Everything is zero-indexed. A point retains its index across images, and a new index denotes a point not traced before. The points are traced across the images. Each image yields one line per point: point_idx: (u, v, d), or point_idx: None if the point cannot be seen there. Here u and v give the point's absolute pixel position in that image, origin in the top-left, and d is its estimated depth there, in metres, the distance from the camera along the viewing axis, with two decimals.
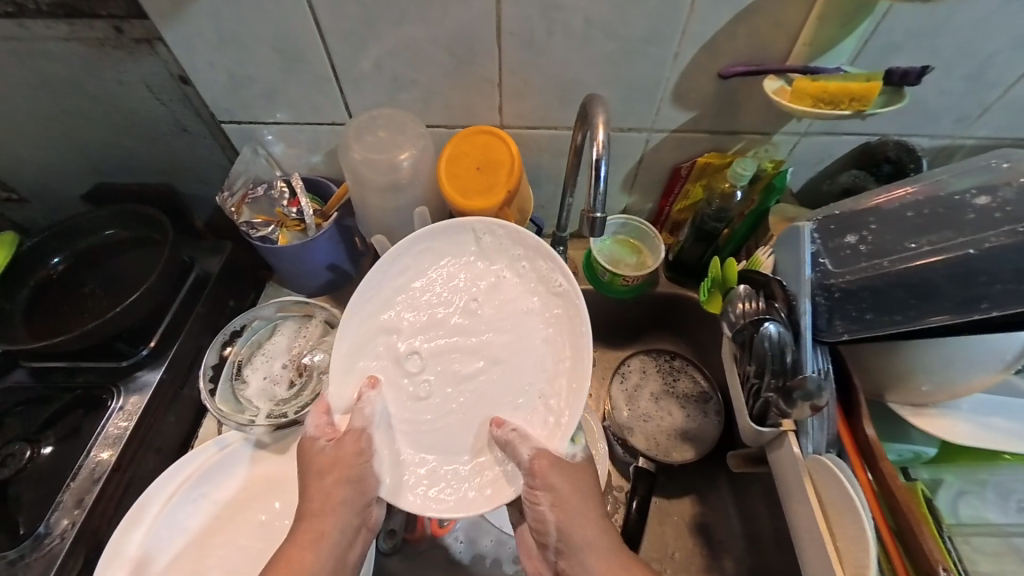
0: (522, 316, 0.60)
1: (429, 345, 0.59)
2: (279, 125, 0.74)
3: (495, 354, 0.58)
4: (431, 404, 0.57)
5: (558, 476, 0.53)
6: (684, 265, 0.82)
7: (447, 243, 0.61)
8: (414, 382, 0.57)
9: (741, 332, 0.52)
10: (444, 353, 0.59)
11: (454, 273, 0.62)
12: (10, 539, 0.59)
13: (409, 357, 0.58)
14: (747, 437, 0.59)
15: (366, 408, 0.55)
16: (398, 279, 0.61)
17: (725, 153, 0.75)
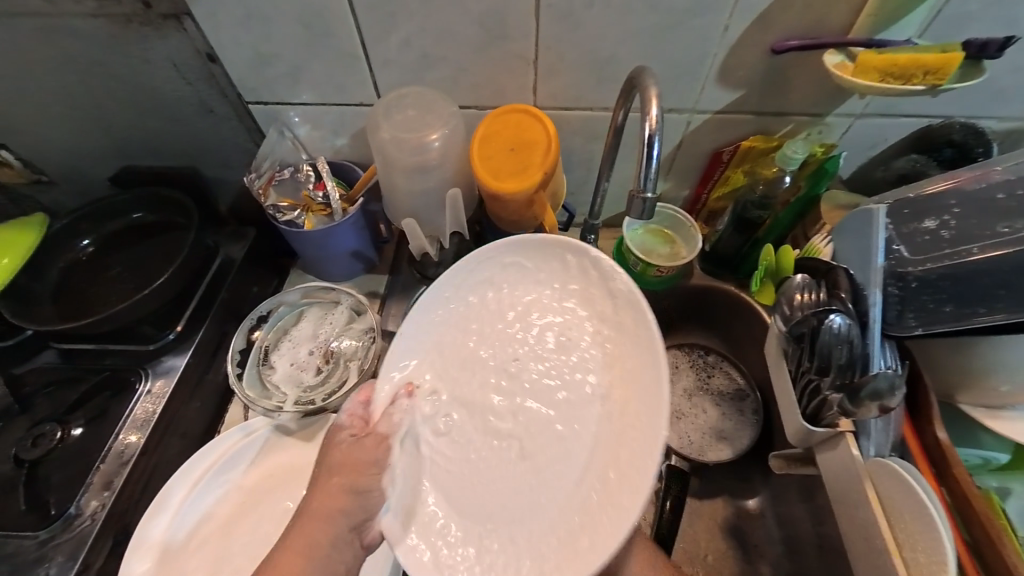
0: (586, 339, 0.55)
1: (478, 380, 0.55)
2: (305, 106, 0.72)
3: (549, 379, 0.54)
4: (463, 449, 0.53)
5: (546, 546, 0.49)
6: (720, 256, 0.78)
7: (534, 259, 0.57)
8: (444, 421, 0.54)
9: (799, 325, 0.48)
10: (484, 403, 0.54)
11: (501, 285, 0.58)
12: (39, 519, 0.58)
13: (461, 384, 0.55)
14: (792, 437, 0.55)
15: (398, 416, 0.52)
16: (481, 283, 0.58)
17: (771, 136, 0.71)
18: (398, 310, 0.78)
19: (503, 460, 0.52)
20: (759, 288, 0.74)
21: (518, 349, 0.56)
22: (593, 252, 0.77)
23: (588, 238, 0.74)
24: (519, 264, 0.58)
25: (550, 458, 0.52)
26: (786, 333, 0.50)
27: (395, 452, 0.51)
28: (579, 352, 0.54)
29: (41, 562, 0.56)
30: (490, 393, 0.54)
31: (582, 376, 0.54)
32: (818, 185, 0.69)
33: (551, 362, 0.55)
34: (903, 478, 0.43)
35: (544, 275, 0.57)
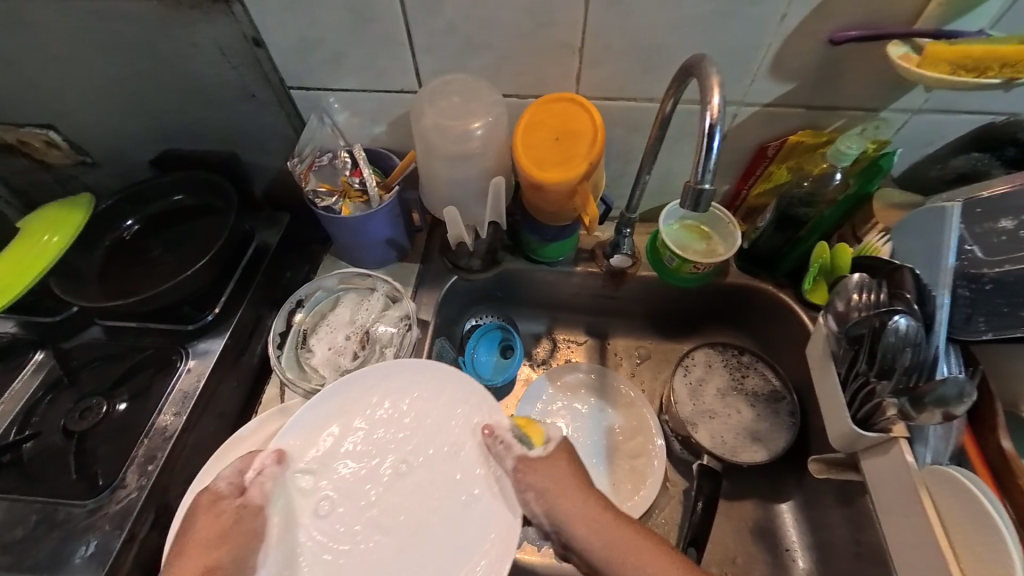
0: (427, 443, 0.60)
1: (345, 457, 0.59)
2: (346, 92, 0.72)
3: (426, 479, 0.59)
4: (345, 537, 0.56)
5: None
6: (758, 256, 0.76)
7: (397, 369, 0.63)
8: (322, 503, 0.57)
9: (859, 325, 0.48)
10: (360, 494, 0.58)
11: (398, 378, 0.62)
12: (87, 488, 0.60)
13: (340, 473, 0.59)
14: (836, 442, 0.54)
15: (266, 484, 0.56)
16: (365, 385, 0.62)
17: (821, 130, 0.68)
18: (429, 300, 0.79)
19: (320, 530, 0.56)
20: (810, 287, 0.72)
21: (426, 451, 0.60)
22: (628, 247, 0.77)
23: (624, 231, 0.75)
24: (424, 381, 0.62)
25: (366, 537, 0.56)
26: (841, 334, 0.50)
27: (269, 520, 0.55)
28: (467, 471, 0.59)
29: (89, 531, 0.58)
30: (373, 493, 0.58)
31: (383, 471, 0.59)
32: (868, 184, 0.66)
33: (428, 468, 0.59)
34: (963, 483, 0.41)
35: (454, 393, 0.62)
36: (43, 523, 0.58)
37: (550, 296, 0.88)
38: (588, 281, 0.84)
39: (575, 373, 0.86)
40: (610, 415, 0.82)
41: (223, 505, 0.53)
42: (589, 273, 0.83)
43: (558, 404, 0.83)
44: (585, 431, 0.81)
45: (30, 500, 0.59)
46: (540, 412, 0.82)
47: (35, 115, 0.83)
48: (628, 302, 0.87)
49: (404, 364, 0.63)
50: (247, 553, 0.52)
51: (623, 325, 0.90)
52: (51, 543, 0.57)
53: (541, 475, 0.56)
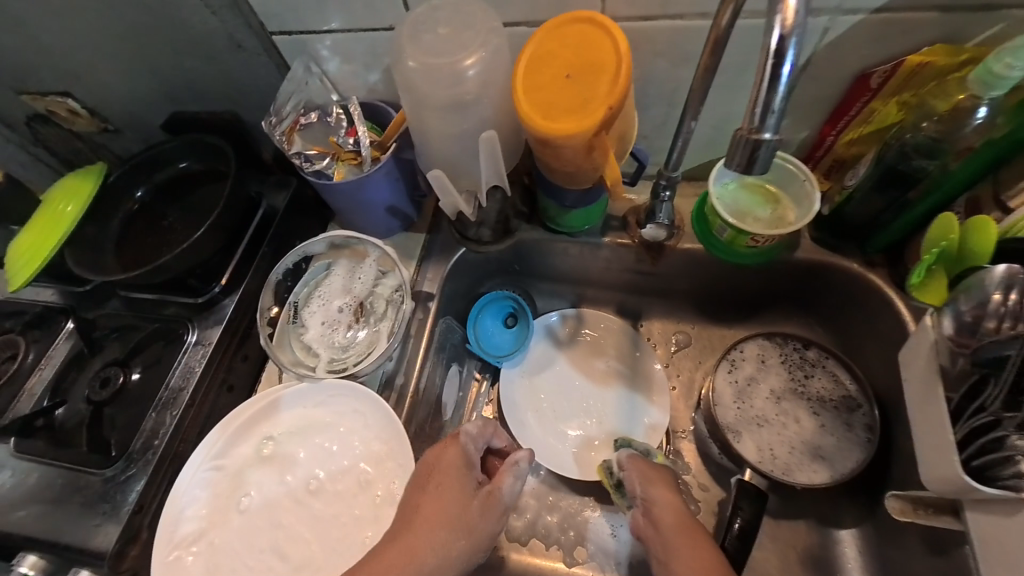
0: (339, 477, 0.52)
1: (264, 453, 0.53)
2: (332, 33, 0.62)
3: (321, 512, 0.51)
4: (245, 535, 0.50)
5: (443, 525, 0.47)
6: (844, 224, 0.59)
7: (329, 387, 0.55)
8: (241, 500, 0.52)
9: (1002, 349, 0.36)
10: (277, 503, 0.51)
11: (343, 402, 0.54)
12: (104, 457, 0.63)
13: (266, 470, 0.53)
14: (934, 487, 0.40)
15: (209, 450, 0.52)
16: (308, 401, 0.55)
17: (961, 45, 0.48)
18: (435, 275, 0.70)
19: (232, 527, 0.50)
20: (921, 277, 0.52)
21: (339, 483, 0.52)
22: (666, 215, 0.63)
23: (663, 194, 0.61)
24: (356, 409, 0.53)
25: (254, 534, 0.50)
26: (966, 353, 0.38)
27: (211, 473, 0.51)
28: (372, 508, 0.50)
29: (107, 498, 0.61)
30: (289, 505, 0.51)
31: (291, 486, 0.52)
32: None
33: (335, 498, 0.51)
34: None
35: (386, 437, 0.52)
36: (69, 486, 0.62)
37: (574, 270, 0.76)
38: (618, 255, 0.71)
39: (594, 329, 0.77)
40: (633, 376, 0.73)
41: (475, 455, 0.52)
42: (619, 245, 0.69)
43: (570, 354, 0.76)
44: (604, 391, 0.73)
45: (57, 464, 0.63)
46: (541, 357, 0.76)
47: (52, 82, 0.83)
48: (668, 277, 0.73)
49: (347, 391, 0.54)
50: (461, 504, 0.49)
51: (664, 305, 0.77)
52: (75, 507, 0.61)
53: (655, 489, 0.56)
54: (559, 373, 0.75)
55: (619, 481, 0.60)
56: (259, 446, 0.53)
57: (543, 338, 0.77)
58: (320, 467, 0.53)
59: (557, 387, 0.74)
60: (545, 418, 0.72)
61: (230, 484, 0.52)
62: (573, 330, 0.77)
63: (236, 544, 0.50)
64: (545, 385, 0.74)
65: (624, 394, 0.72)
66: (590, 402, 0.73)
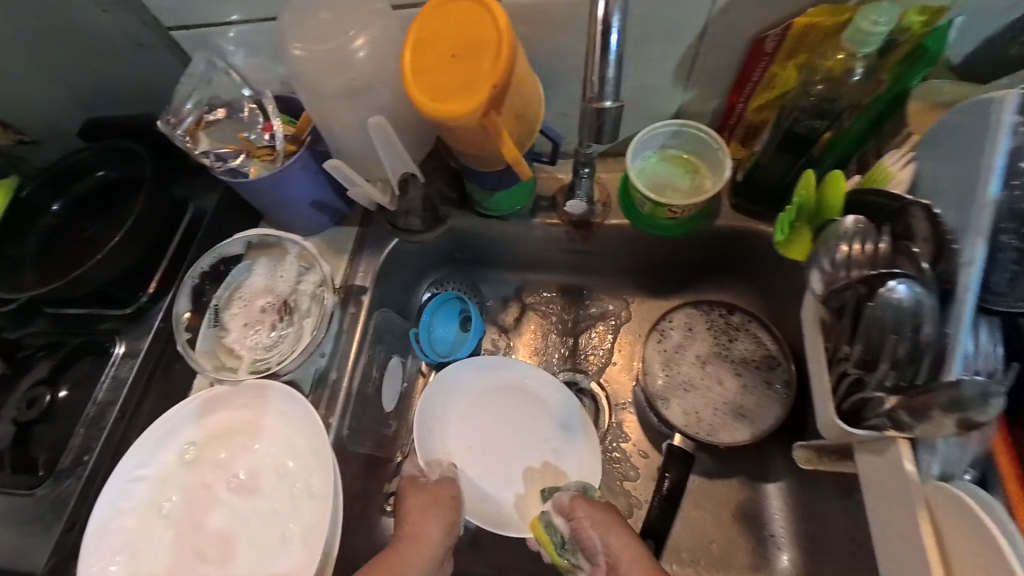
0: (263, 476, 0.52)
1: (189, 457, 0.53)
2: (230, 25, 0.60)
3: (244, 511, 0.51)
4: (169, 540, 0.50)
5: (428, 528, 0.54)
6: (760, 188, 0.59)
7: (246, 391, 0.55)
8: (165, 505, 0.51)
9: (842, 295, 0.37)
10: (202, 504, 0.51)
11: (264, 403, 0.54)
12: (33, 478, 0.62)
13: (193, 474, 0.52)
14: (824, 430, 0.42)
15: (137, 454, 0.52)
16: (233, 402, 0.55)
17: (844, 4, 0.48)
18: (368, 267, 0.69)
19: (157, 532, 0.50)
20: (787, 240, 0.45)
21: (262, 481, 0.51)
22: (585, 190, 0.63)
23: (581, 171, 0.61)
24: (277, 408, 0.53)
25: (180, 536, 0.50)
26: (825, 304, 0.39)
27: (136, 478, 0.52)
28: (292, 500, 0.50)
29: (39, 518, 0.60)
30: (214, 508, 0.51)
31: (215, 490, 0.52)
32: (908, 78, 0.48)
33: (259, 495, 0.51)
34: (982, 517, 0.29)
35: (305, 434, 0.52)
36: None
37: (510, 253, 0.76)
38: (550, 235, 0.72)
39: (513, 358, 0.69)
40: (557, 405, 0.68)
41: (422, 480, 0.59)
42: (550, 225, 0.70)
43: (490, 394, 0.69)
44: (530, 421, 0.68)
45: None
46: (463, 403, 0.68)
47: None
48: (601, 255, 0.73)
49: (268, 390, 0.54)
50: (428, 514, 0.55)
51: (604, 283, 0.77)
52: (6, 530, 0.60)
53: (614, 533, 0.51)
54: (479, 415, 0.68)
55: (563, 538, 0.53)
56: (182, 452, 0.53)
57: (460, 382, 0.68)
58: (242, 466, 0.52)
59: (480, 433, 0.67)
60: (474, 473, 0.64)
61: (156, 490, 0.52)
62: (496, 364, 0.69)
63: (160, 548, 0.50)
64: (466, 433, 0.66)
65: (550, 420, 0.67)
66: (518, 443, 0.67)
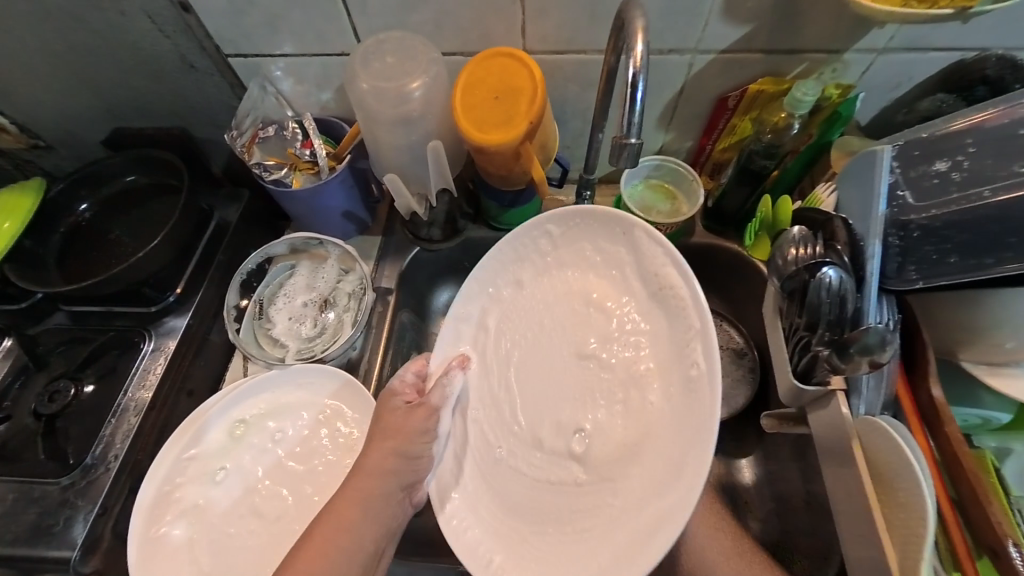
0: (313, 446, 0.62)
1: (235, 433, 0.62)
2: (286, 57, 0.69)
3: (297, 475, 0.61)
4: (223, 502, 0.59)
5: (378, 464, 0.52)
6: (723, 214, 0.74)
7: (295, 373, 0.63)
8: (219, 473, 0.60)
9: (792, 280, 0.48)
10: (254, 475, 0.61)
11: (304, 385, 0.64)
12: (60, 467, 0.62)
13: (241, 448, 0.62)
14: (784, 397, 0.54)
15: (193, 432, 0.61)
16: (272, 386, 0.63)
17: (782, 78, 0.65)
18: (391, 272, 0.76)
19: (215, 495, 0.59)
20: (755, 242, 0.72)
21: (308, 446, 0.62)
22: (588, 210, 0.75)
23: (584, 194, 0.73)
24: (322, 385, 0.63)
25: (235, 500, 0.59)
26: (780, 289, 0.51)
27: (193, 452, 0.61)
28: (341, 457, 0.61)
29: (67, 506, 0.60)
30: (262, 473, 0.61)
31: (262, 455, 0.61)
32: (830, 133, 0.64)
33: (306, 460, 0.61)
34: (892, 435, 0.41)
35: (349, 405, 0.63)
36: (21, 500, 0.60)
37: None
38: None
39: (541, 241, 0.61)
40: (689, 398, 0.49)
41: (397, 401, 0.55)
42: None
43: (537, 312, 0.61)
44: (602, 425, 0.55)
45: (8, 479, 0.61)
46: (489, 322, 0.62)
47: None
48: None
49: (307, 373, 0.63)
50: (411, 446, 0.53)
51: None
52: (30, 518, 0.59)
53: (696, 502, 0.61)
54: (527, 348, 0.60)
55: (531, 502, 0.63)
56: (232, 429, 0.62)
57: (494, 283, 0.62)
58: (292, 433, 0.62)
59: (552, 374, 0.58)
60: (498, 420, 0.58)
61: (208, 461, 0.61)
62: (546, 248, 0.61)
63: (218, 510, 0.59)
64: (507, 356, 0.60)
65: (636, 462, 0.51)
66: (593, 436, 0.55)
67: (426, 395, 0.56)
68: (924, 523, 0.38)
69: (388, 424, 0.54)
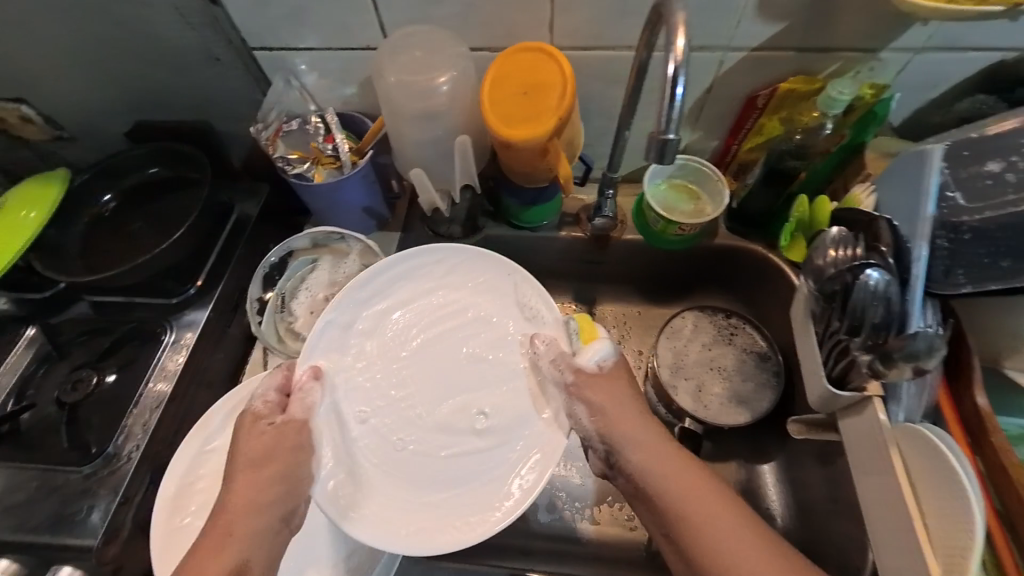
0: None
1: None
2: (310, 51, 0.69)
3: None
4: None
5: (250, 482, 0.52)
6: (748, 215, 0.73)
7: None
8: None
9: (832, 282, 0.47)
10: None
11: None
12: (82, 456, 0.62)
13: None
14: (814, 402, 0.54)
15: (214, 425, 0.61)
16: None
17: (814, 77, 0.63)
18: None
19: None
20: (788, 243, 0.67)
21: None
22: (610, 209, 0.74)
23: (606, 193, 0.72)
24: None
25: None
26: (817, 292, 0.49)
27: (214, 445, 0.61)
28: None
29: (87, 495, 0.60)
30: None
31: None
32: (863, 133, 0.63)
33: None
34: (935, 442, 0.40)
35: None
36: (43, 488, 0.61)
37: (534, 263, 0.85)
38: (571, 246, 0.81)
39: (407, 259, 0.62)
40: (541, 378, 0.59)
41: (262, 424, 0.54)
42: (573, 237, 0.79)
43: (409, 329, 0.62)
44: (498, 403, 0.59)
45: (30, 467, 0.62)
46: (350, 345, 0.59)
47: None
48: (613, 265, 0.84)
49: None
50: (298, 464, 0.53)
51: (615, 290, 0.87)
52: (51, 507, 0.60)
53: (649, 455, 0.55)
54: (406, 360, 0.60)
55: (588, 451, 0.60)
56: None
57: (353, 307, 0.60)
58: None
59: (435, 376, 0.61)
60: (384, 425, 0.58)
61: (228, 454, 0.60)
62: (420, 262, 0.63)
63: None
64: (385, 369, 0.60)
65: (532, 421, 0.58)
66: (489, 421, 0.58)
67: (289, 407, 0.55)
68: (971, 534, 0.37)
69: (259, 450, 0.53)
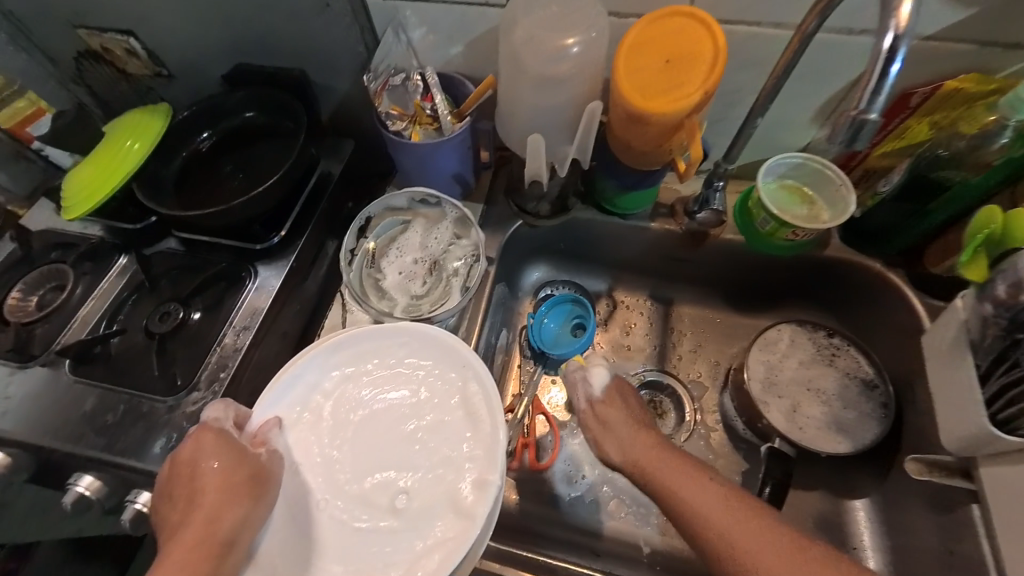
0: None
1: None
2: (426, 4, 0.66)
3: None
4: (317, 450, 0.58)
5: (225, 503, 0.49)
6: (870, 228, 0.67)
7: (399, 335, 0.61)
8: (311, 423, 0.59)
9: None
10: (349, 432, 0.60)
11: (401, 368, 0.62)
12: (167, 387, 0.63)
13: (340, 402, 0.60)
14: (950, 443, 0.50)
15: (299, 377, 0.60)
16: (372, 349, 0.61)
17: (990, 76, 0.56)
18: (493, 244, 0.73)
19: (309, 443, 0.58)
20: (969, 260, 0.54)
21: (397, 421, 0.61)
22: (720, 203, 0.68)
23: (717, 184, 0.67)
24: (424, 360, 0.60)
25: None
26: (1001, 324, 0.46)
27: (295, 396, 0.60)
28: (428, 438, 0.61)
29: (171, 426, 0.61)
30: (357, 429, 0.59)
31: None
32: None
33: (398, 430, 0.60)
34: None
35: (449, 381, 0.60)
36: (130, 413, 0.62)
37: (616, 253, 0.81)
38: (662, 240, 0.76)
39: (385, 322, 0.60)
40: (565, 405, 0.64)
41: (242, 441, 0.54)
42: (666, 230, 0.74)
43: (377, 390, 0.59)
44: (422, 485, 0.54)
45: (119, 390, 0.63)
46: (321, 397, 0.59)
47: (113, 19, 0.79)
48: (702, 265, 0.78)
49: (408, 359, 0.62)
50: (254, 494, 0.51)
51: (698, 292, 0.82)
52: (137, 432, 0.61)
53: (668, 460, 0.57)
54: (357, 426, 0.57)
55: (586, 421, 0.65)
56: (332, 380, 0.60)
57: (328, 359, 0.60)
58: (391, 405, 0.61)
59: (387, 448, 0.56)
60: (322, 484, 0.55)
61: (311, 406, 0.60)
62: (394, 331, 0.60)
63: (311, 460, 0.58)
64: (340, 433, 0.57)
65: (447, 513, 0.52)
66: (412, 499, 0.53)
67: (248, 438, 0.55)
68: None
69: (215, 471, 0.51)
